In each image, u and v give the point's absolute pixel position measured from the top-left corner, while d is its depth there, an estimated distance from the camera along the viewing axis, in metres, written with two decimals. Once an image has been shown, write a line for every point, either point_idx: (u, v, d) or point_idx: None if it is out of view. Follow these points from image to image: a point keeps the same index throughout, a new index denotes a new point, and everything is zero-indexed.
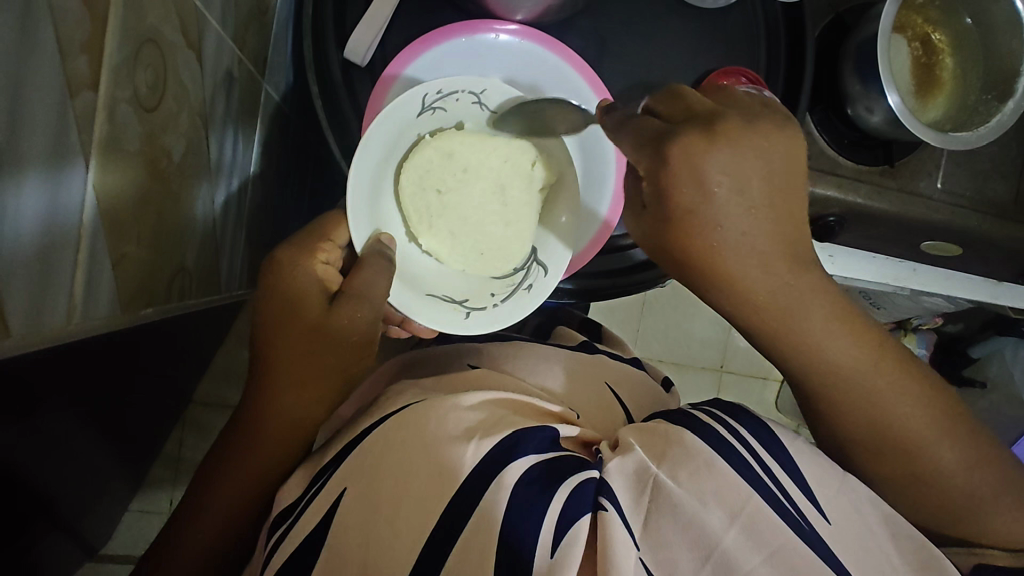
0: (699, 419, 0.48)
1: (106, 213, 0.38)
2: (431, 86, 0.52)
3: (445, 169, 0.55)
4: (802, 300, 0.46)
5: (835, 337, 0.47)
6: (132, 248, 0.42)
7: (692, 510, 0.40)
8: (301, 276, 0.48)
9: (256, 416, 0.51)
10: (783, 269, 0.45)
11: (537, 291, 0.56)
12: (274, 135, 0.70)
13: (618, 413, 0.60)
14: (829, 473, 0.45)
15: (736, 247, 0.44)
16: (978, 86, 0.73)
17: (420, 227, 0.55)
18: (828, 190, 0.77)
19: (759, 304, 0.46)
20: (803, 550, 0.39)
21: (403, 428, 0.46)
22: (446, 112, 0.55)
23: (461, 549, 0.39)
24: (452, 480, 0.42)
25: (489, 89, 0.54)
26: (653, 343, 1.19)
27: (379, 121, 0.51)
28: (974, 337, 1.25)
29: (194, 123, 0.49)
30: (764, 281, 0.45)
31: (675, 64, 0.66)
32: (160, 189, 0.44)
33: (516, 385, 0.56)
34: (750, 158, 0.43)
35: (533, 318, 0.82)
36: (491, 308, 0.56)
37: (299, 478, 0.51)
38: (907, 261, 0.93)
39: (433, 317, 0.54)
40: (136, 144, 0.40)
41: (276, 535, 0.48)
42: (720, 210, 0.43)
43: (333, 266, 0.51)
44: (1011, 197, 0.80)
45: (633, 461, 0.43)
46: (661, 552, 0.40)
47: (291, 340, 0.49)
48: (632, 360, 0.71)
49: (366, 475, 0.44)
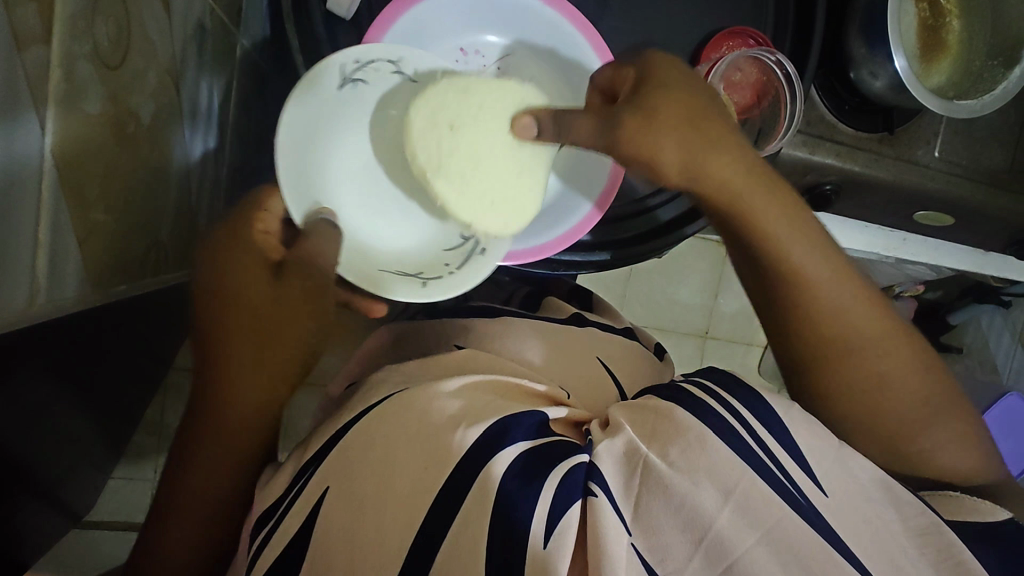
0: (691, 393, 0.46)
1: (68, 181, 0.34)
2: (346, 55, 0.49)
3: (461, 104, 0.50)
4: (815, 266, 0.47)
5: (857, 310, 0.47)
6: (100, 221, 0.39)
7: (682, 490, 0.39)
8: (245, 257, 0.45)
9: (215, 416, 0.47)
10: (783, 214, 0.46)
11: (493, 252, 0.53)
12: (252, 93, 0.66)
13: (611, 388, 0.58)
14: (825, 445, 0.44)
15: (720, 170, 0.45)
16: (985, 52, 0.71)
17: (431, 166, 0.51)
18: (827, 158, 0.74)
19: (740, 214, 0.46)
20: (802, 527, 0.38)
21: (385, 421, 0.44)
22: (368, 85, 0.52)
23: (455, 532, 0.38)
24: (440, 467, 0.41)
25: (407, 57, 0.51)
26: (639, 310, 1.19)
27: (296, 99, 0.49)
28: (953, 304, 1.24)
29: (163, 80, 0.45)
30: (785, 228, 0.46)
31: (679, 23, 0.63)
32: (129, 154, 0.41)
33: (503, 366, 0.54)
34: (700, 104, 0.45)
35: (523, 289, 0.77)
36: (447, 276, 0.53)
37: (283, 476, 0.48)
38: (899, 231, 0.92)
39: (386, 289, 0.52)
40: (98, 105, 0.36)
41: (258, 540, 0.45)
42: (709, 148, 0.45)
43: (275, 235, 0.47)
44: (1007, 166, 0.79)
45: (622, 441, 0.42)
46: (653, 537, 0.38)
47: (250, 320, 0.45)
48: (623, 331, 0.68)
49: (348, 472, 0.43)
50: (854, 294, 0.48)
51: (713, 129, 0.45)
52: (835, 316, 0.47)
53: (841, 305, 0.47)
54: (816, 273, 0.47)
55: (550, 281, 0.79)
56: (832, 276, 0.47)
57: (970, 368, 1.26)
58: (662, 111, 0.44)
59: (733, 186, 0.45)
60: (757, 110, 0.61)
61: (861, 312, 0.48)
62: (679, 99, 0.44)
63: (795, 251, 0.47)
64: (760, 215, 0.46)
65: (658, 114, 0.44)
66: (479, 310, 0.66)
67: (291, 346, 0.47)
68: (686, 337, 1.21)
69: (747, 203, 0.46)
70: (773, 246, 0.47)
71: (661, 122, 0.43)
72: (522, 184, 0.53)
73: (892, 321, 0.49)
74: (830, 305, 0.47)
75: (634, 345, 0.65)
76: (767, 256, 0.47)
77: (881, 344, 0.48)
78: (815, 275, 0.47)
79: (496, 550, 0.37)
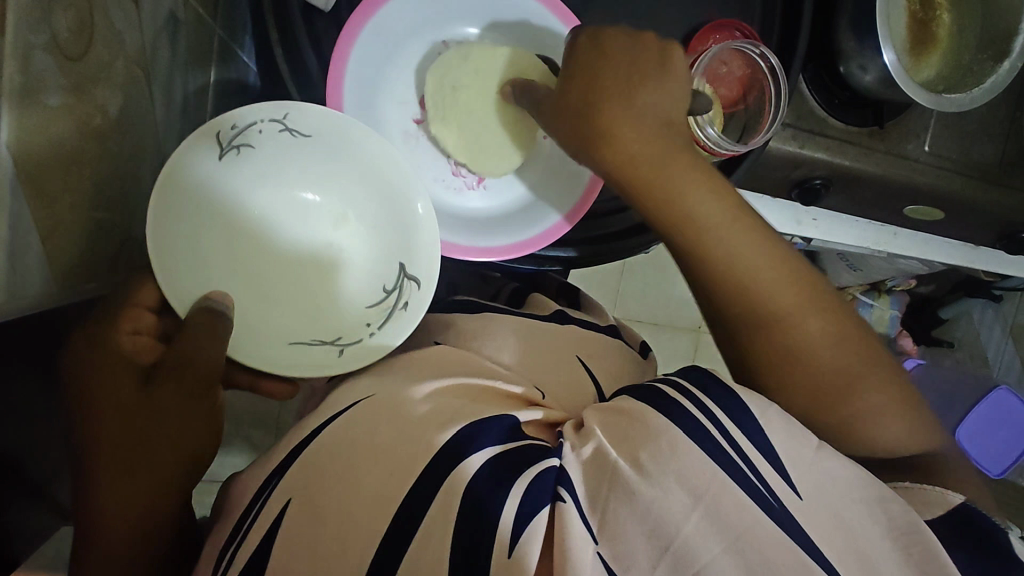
0: (665, 394, 0.44)
1: (27, 175, 0.34)
2: (222, 122, 0.49)
3: (456, 65, 0.57)
4: (779, 290, 0.46)
5: (829, 345, 0.46)
6: (65, 218, 0.38)
7: (650, 496, 0.38)
8: (106, 367, 0.42)
9: (118, 510, 0.43)
10: (727, 210, 0.46)
11: (414, 307, 0.54)
12: (234, 86, 0.65)
13: (589, 386, 0.56)
14: (802, 447, 0.42)
15: (627, 131, 0.46)
16: (974, 45, 0.70)
17: (436, 116, 0.58)
18: (816, 152, 0.74)
19: (649, 191, 0.46)
20: (772, 532, 0.37)
21: (350, 430, 0.45)
22: (252, 148, 0.51)
23: (424, 532, 0.39)
24: (405, 475, 0.41)
25: (291, 112, 0.51)
26: (632, 306, 1.18)
27: (172, 166, 0.47)
28: (944, 299, 1.25)
29: (132, 73, 0.44)
30: (711, 209, 0.46)
31: (667, 16, 0.62)
32: (96, 149, 0.40)
33: (478, 365, 0.53)
34: (620, 64, 0.47)
35: (509, 286, 0.76)
36: (366, 338, 0.54)
37: (251, 486, 0.48)
38: (889, 226, 0.91)
39: (299, 365, 0.52)
40: (60, 99, 0.36)
41: (224, 560, 0.44)
42: (624, 105, 0.46)
43: (144, 334, 0.45)
44: (996, 160, 0.79)
45: (591, 448, 0.42)
46: (618, 545, 0.37)
47: (121, 433, 0.43)
48: (608, 329, 0.67)
49: (310, 486, 0.43)
50: (769, 264, 0.46)
51: (630, 95, 0.46)
52: (746, 282, 0.46)
53: (819, 336, 0.46)
54: (779, 298, 0.46)
55: (538, 278, 0.79)
56: (743, 238, 0.46)
57: (960, 362, 1.27)
58: (580, 86, 0.47)
59: (651, 151, 0.46)
60: (744, 104, 0.60)
61: (768, 273, 0.46)
62: (595, 79, 0.47)
63: (707, 219, 0.46)
64: (675, 188, 0.46)
65: (578, 78, 0.48)
66: (463, 304, 0.65)
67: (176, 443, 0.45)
68: (677, 333, 1.21)
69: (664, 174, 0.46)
70: (733, 272, 0.46)
71: (578, 91, 0.48)
72: (503, 136, 0.59)
73: (806, 287, 0.47)
74: (743, 271, 0.46)
75: (617, 343, 0.65)
76: (686, 231, 0.46)
77: (862, 379, 0.47)
78: (777, 301, 0.46)
79: (467, 551, 0.37)
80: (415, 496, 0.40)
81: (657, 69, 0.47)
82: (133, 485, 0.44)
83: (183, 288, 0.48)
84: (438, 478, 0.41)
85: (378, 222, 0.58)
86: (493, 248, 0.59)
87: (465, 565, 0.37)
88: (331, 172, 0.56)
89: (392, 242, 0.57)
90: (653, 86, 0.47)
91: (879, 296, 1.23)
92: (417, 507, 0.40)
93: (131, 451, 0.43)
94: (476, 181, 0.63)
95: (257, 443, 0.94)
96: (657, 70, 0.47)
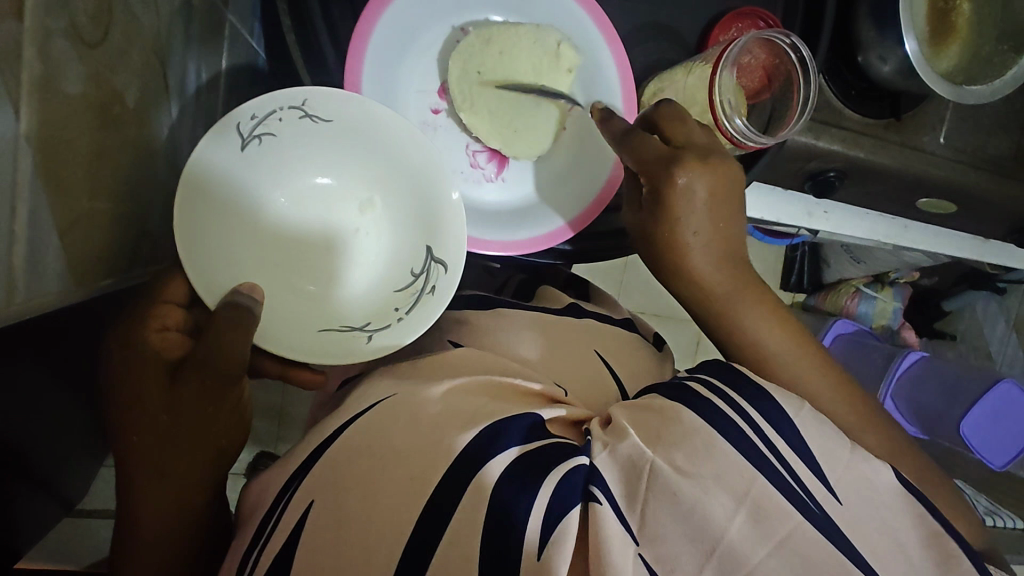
0: (696, 394, 0.43)
1: (46, 166, 0.33)
2: (242, 113, 0.47)
3: (484, 54, 0.56)
4: (828, 397, 0.50)
5: (874, 438, 0.50)
6: (85, 211, 0.37)
7: (692, 496, 0.38)
8: (138, 362, 0.43)
9: (149, 489, 0.45)
10: (779, 329, 0.52)
11: (441, 291, 0.53)
12: (248, 72, 0.63)
13: (610, 382, 0.55)
14: (838, 448, 0.42)
15: (696, 258, 0.52)
16: (994, 37, 0.69)
17: (463, 105, 0.57)
18: (833, 144, 0.72)
19: (715, 309, 0.53)
20: (813, 536, 0.37)
21: (374, 432, 0.44)
22: (274, 136, 0.51)
23: (452, 532, 0.38)
24: (427, 479, 0.41)
25: (310, 98, 0.50)
26: (637, 299, 1.18)
27: (193, 159, 0.46)
28: (947, 291, 1.26)
29: (149, 60, 0.43)
30: (766, 331, 0.52)
31: (688, 7, 0.62)
32: (114, 138, 0.40)
33: (495, 363, 0.52)
34: (701, 205, 0.50)
35: (517, 278, 0.76)
36: (395, 323, 0.53)
37: (276, 483, 0.48)
38: (899, 219, 0.90)
39: (330, 351, 0.50)
40: (78, 87, 0.35)
41: (248, 565, 0.44)
42: (695, 237, 0.51)
43: (173, 331, 0.44)
44: (1011, 152, 0.78)
45: (627, 446, 0.41)
46: (661, 546, 0.37)
47: (156, 428, 0.43)
48: (623, 322, 0.65)
49: (335, 489, 0.42)
50: (826, 381, 0.51)
51: (699, 231, 0.51)
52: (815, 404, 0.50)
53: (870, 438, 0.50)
54: (830, 402, 0.50)
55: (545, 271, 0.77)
56: (813, 369, 0.51)
57: (962, 355, 1.27)
58: (666, 224, 0.51)
59: (718, 282, 0.52)
60: (768, 92, 0.57)
61: (826, 390, 0.50)
62: (672, 218, 0.50)
63: (771, 346, 0.52)
64: (733, 305, 0.52)
65: (661, 214, 0.51)
66: (473, 299, 0.63)
67: (206, 436, 0.45)
68: (681, 324, 1.20)
69: (728, 302, 0.52)
70: (785, 372, 0.51)
71: (659, 230, 0.51)
72: (539, 123, 0.59)
73: (861, 404, 0.51)
74: (792, 374, 0.51)
75: (634, 336, 0.63)
76: (751, 356, 0.52)
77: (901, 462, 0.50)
78: (827, 405, 0.50)
79: (496, 550, 0.37)
80: (440, 496, 0.40)
81: (732, 207, 0.51)
82: (168, 478, 0.45)
83: (211, 278, 0.47)
84: (463, 477, 0.40)
85: (400, 206, 0.57)
86: (511, 244, 0.58)
87: (494, 565, 0.37)
88: (353, 158, 0.55)
89: (417, 229, 0.56)
90: (721, 222, 0.51)
91: (882, 289, 1.23)
92: (443, 506, 0.39)
93: (166, 439, 0.44)
94: (494, 172, 0.61)
95: (261, 434, 0.93)
96: (724, 209, 0.51)
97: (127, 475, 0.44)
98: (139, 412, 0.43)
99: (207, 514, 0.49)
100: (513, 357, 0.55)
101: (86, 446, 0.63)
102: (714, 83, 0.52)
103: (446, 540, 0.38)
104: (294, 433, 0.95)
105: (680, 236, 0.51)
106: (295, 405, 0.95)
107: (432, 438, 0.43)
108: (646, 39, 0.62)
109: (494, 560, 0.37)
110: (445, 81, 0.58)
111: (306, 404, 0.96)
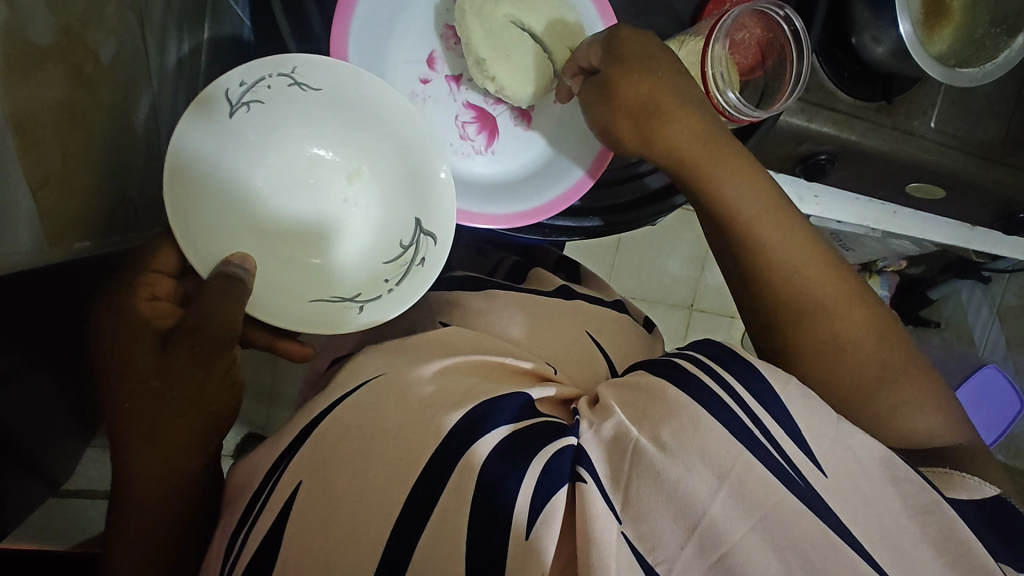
0: (684, 370, 0.44)
1: (14, 117, 0.32)
2: (230, 80, 0.47)
3: None
4: (821, 287, 0.48)
5: (872, 363, 0.48)
6: (59, 168, 0.37)
7: (675, 475, 0.38)
8: (125, 329, 0.42)
9: (133, 462, 0.44)
10: (760, 195, 0.48)
11: (429, 262, 0.52)
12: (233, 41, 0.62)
13: (601, 362, 0.55)
14: (823, 424, 0.42)
15: (673, 118, 0.48)
16: (986, 20, 0.69)
17: (468, 15, 0.53)
18: (823, 126, 0.71)
19: (699, 173, 0.48)
20: (802, 512, 0.37)
21: (363, 411, 0.44)
22: (263, 103, 0.49)
23: (441, 510, 0.38)
24: (414, 456, 0.40)
25: (300, 66, 0.48)
26: (629, 283, 1.18)
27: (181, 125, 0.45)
28: (934, 279, 1.25)
29: (126, 17, 0.42)
30: (744, 195, 0.48)
31: None
32: (88, 96, 0.39)
33: (488, 343, 0.52)
34: (651, 64, 0.49)
35: (509, 259, 0.73)
36: (385, 294, 0.52)
37: (265, 461, 0.48)
38: (889, 204, 0.90)
39: (320, 321, 0.49)
40: (45, 37, 0.34)
41: (236, 544, 0.44)
42: (662, 97, 0.48)
43: (163, 301, 0.44)
44: (999, 138, 0.77)
45: (613, 425, 0.41)
46: (644, 524, 0.37)
47: (143, 398, 0.43)
48: (615, 305, 0.65)
49: (322, 468, 0.42)
50: (844, 299, 0.48)
51: (670, 93, 0.48)
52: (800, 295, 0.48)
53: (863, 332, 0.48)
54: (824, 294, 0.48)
55: (536, 250, 0.76)
56: (805, 258, 0.48)
57: (946, 342, 1.29)
58: (636, 79, 0.48)
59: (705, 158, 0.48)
60: (762, 69, 0.56)
61: (818, 289, 0.48)
62: (648, 70, 0.48)
63: (749, 215, 0.48)
64: (717, 165, 0.48)
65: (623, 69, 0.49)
66: (464, 280, 0.63)
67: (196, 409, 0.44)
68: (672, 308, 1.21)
69: (717, 195, 0.48)
70: (775, 272, 0.48)
71: (623, 86, 0.49)
72: (529, 68, 0.55)
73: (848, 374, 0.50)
74: (789, 267, 0.48)
75: (624, 318, 0.63)
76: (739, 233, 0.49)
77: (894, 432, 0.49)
78: (815, 298, 0.48)
79: (482, 525, 0.37)
80: (428, 472, 0.40)
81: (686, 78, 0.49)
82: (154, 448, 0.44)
83: (201, 247, 0.46)
84: (452, 455, 0.40)
85: (392, 178, 0.56)
86: (497, 216, 0.57)
87: (481, 539, 0.37)
88: (345, 129, 0.55)
89: (410, 200, 0.55)
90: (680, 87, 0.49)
91: (871, 278, 1.24)
92: (431, 484, 0.39)
93: (153, 408, 0.43)
94: (484, 145, 0.60)
95: (250, 414, 0.93)
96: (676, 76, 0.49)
97: (118, 448, 0.44)
98: (126, 382, 0.42)
99: (198, 485, 0.49)
100: (503, 336, 0.55)
101: (74, 421, 0.63)
102: (706, 56, 0.51)
103: (437, 517, 0.38)
104: (284, 413, 0.94)
105: (648, 100, 0.48)
106: (286, 385, 0.95)
107: (421, 416, 0.42)
108: (638, 14, 0.61)
109: (483, 537, 0.37)
110: (434, 50, 0.57)
111: (295, 383, 0.95)
